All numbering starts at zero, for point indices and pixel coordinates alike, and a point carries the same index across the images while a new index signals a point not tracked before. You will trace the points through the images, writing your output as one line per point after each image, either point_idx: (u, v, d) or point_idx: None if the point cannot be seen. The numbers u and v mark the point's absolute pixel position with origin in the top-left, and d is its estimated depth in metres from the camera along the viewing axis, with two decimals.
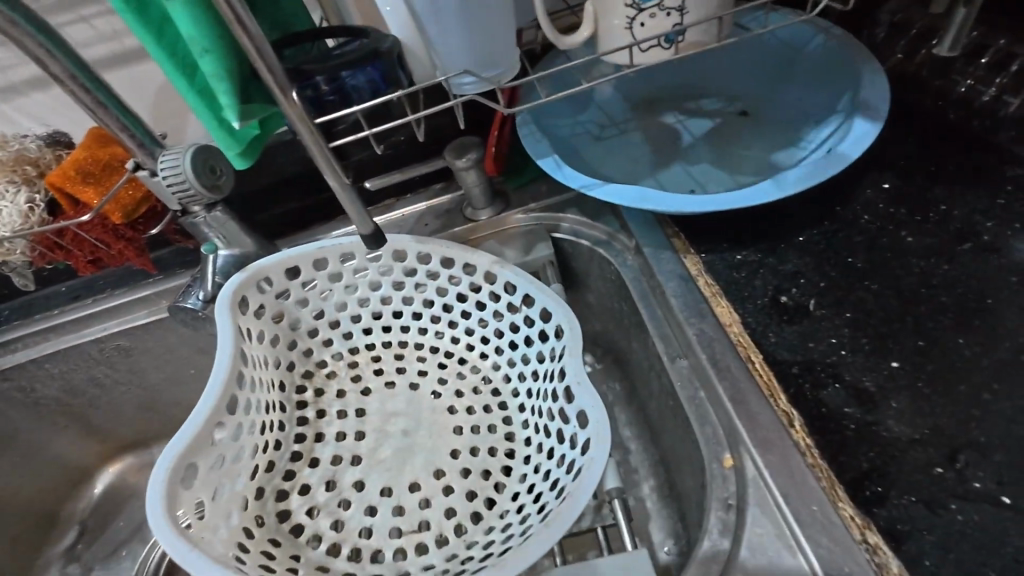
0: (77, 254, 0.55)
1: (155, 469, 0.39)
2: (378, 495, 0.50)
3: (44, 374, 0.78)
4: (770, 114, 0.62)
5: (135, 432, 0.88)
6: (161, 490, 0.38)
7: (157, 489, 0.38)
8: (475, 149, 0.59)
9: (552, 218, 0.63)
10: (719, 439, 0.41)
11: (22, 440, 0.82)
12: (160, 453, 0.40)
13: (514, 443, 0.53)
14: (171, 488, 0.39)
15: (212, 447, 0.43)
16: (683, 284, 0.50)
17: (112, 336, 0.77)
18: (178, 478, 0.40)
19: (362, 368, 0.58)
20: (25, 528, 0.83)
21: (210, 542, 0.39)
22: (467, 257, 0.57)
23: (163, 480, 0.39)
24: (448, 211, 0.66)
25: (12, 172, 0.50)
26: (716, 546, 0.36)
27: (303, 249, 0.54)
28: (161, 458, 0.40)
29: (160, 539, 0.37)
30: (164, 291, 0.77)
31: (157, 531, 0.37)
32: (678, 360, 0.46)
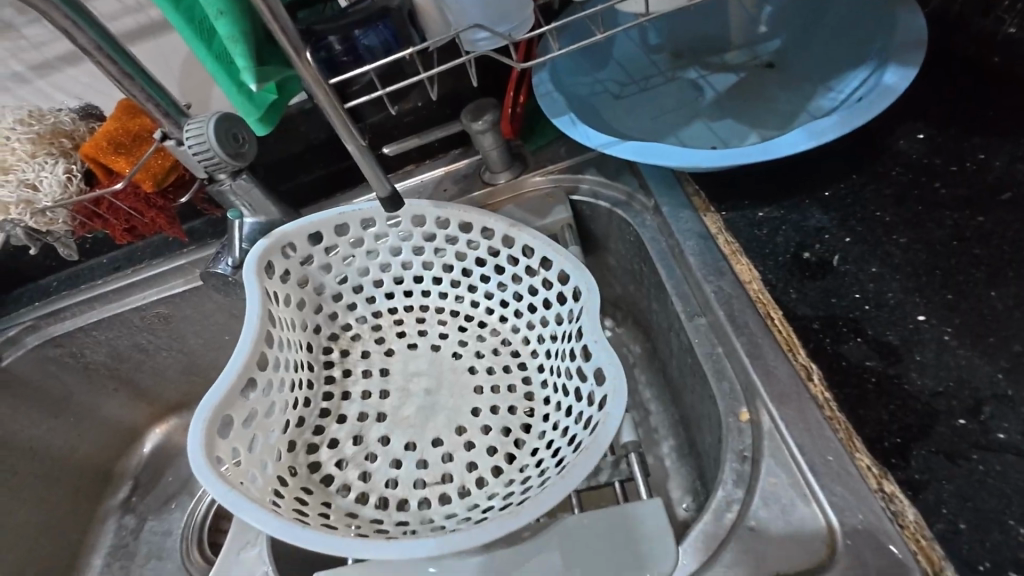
0: (115, 223, 0.57)
1: (193, 419, 0.42)
2: (403, 449, 0.52)
3: (92, 341, 0.84)
4: (798, 67, 0.60)
5: (179, 394, 0.94)
6: (200, 437, 0.41)
7: (195, 437, 0.41)
8: (492, 110, 0.59)
9: (570, 179, 0.63)
10: (735, 394, 0.41)
11: (77, 401, 0.88)
12: (197, 404, 0.43)
13: (534, 401, 0.54)
14: (209, 437, 0.41)
15: (245, 401, 0.45)
16: (701, 243, 0.49)
17: (152, 304, 0.81)
18: (215, 428, 0.42)
19: (386, 331, 0.60)
20: (86, 481, 0.89)
21: (246, 486, 0.42)
22: (485, 221, 0.58)
23: (201, 429, 0.41)
24: (466, 175, 0.67)
25: (50, 144, 0.52)
26: (730, 496, 0.37)
27: (325, 215, 0.56)
28: (199, 409, 0.42)
29: (200, 480, 0.39)
30: (198, 260, 0.80)
31: (196, 474, 0.39)
32: (696, 318, 0.46)
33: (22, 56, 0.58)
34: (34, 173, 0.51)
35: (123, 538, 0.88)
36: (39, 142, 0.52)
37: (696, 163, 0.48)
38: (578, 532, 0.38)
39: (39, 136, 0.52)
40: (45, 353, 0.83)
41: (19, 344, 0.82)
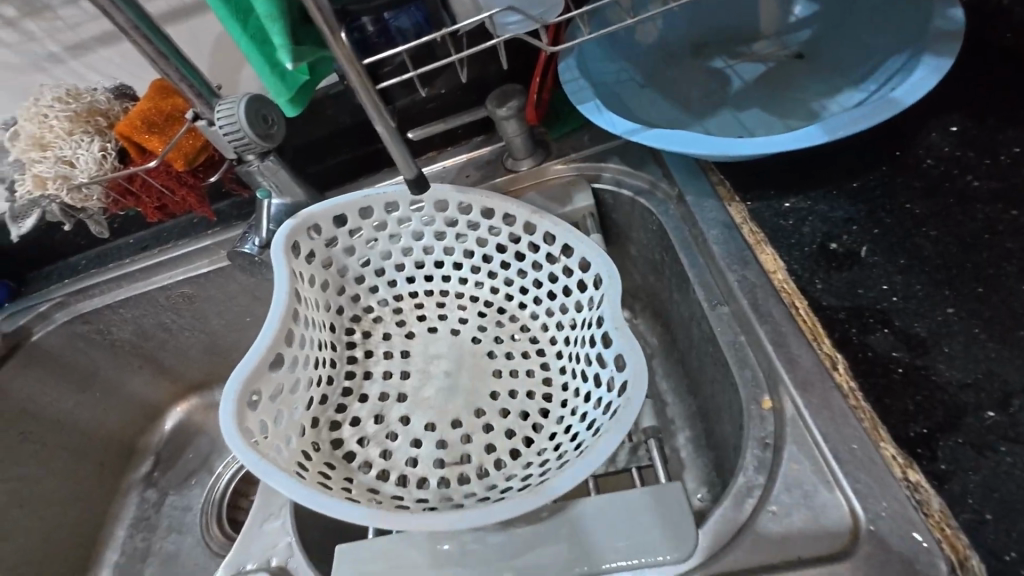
0: (147, 201, 0.58)
1: (224, 390, 0.43)
2: (423, 429, 0.53)
3: (119, 318, 0.86)
4: (828, 58, 0.59)
5: (200, 374, 0.96)
6: (232, 408, 0.42)
7: (227, 407, 0.42)
8: (517, 97, 0.59)
9: (593, 167, 0.63)
10: (758, 382, 0.41)
11: (103, 376, 0.90)
12: (228, 376, 0.44)
13: (551, 387, 0.55)
14: (239, 409, 0.42)
15: (272, 376, 0.46)
16: (726, 232, 0.49)
17: (177, 284, 0.82)
18: (245, 401, 0.43)
19: (406, 314, 0.61)
20: (111, 455, 0.92)
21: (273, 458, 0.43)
22: (507, 207, 0.58)
23: (232, 401, 0.42)
24: (489, 162, 0.67)
25: (87, 123, 0.53)
26: (751, 481, 0.37)
27: (351, 197, 0.56)
28: (229, 381, 0.43)
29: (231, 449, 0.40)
30: (223, 241, 0.81)
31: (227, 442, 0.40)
32: (719, 307, 0.46)
33: (57, 37, 0.59)
34: (71, 150, 0.52)
35: (144, 511, 0.90)
36: (76, 120, 0.53)
37: (723, 151, 0.48)
38: (595, 514, 0.39)
39: (76, 114, 0.53)
40: (74, 329, 0.85)
41: (49, 320, 0.84)
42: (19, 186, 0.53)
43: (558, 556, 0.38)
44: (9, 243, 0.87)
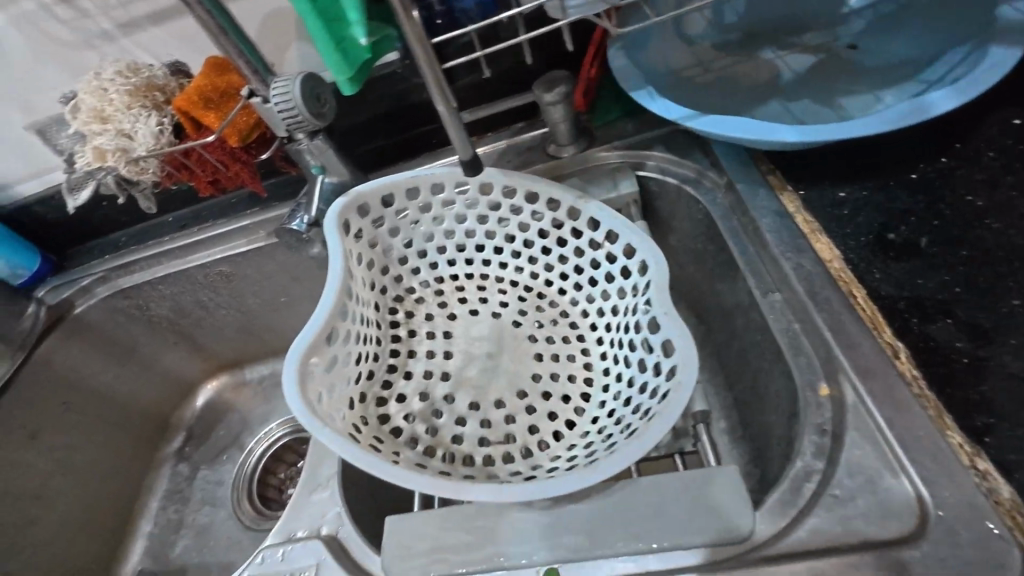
0: (200, 175, 0.59)
1: (287, 358, 0.44)
2: (467, 408, 0.53)
3: (158, 294, 0.88)
4: (882, 49, 0.58)
5: (232, 353, 0.98)
6: (293, 377, 0.43)
7: (290, 373, 0.43)
8: (565, 82, 0.59)
9: (637, 156, 0.62)
10: (814, 369, 0.41)
11: (140, 352, 0.92)
12: (289, 345, 0.44)
13: (592, 372, 0.55)
14: (301, 377, 0.43)
15: (328, 347, 0.47)
16: (779, 220, 0.49)
17: (216, 262, 0.84)
18: (304, 371, 0.44)
19: (448, 296, 0.61)
20: (146, 429, 0.94)
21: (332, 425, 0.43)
22: (551, 192, 0.59)
23: (294, 369, 0.43)
24: (530, 148, 0.67)
25: (145, 97, 0.54)
26: (810, 467, 0.37)
27: (399, 177, 0.57)
28: (291, 349, 0.44)
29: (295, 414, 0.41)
30: (262, 221, 0.82)
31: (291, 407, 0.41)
32: (771, 295, 0.45)
33: (111, 15, 0.60)
34: (130, 124, 0.53)
35: (177, 484, 0.92)
36: (135, 94, 0.53)
37: (781, 138, 0.48)
38: (653, 490, 0.38)
39: (135, 88, 0.53)
40: (115, 304, 0.87)
41: (91, 293, 0.86)
42: (80, 158, 0.54)
43: (609, 534, 0.38)
44: (53, 218, 0.89)
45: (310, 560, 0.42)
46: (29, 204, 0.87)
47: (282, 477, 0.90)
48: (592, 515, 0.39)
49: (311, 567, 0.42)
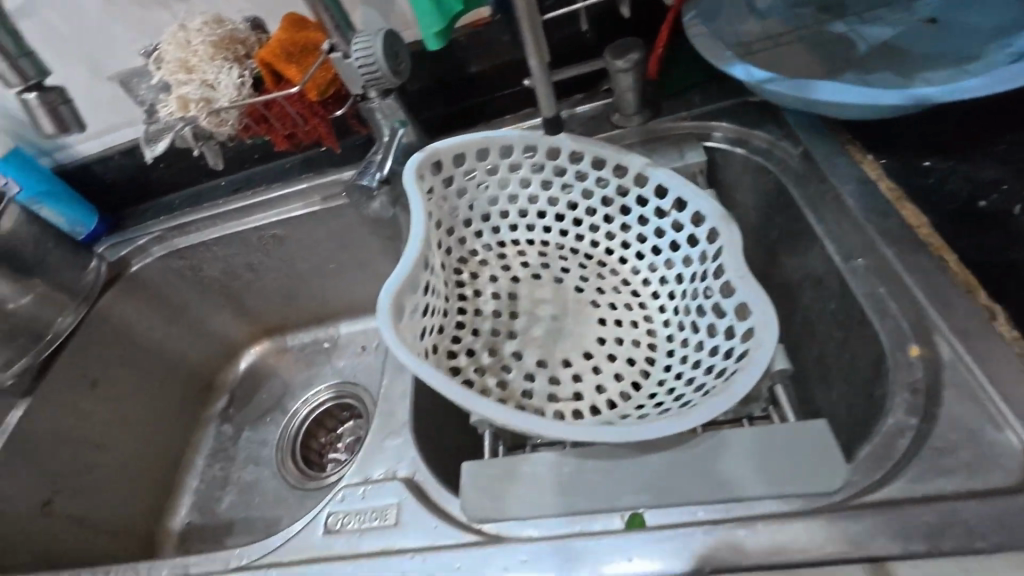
0: (277, 130, 0.59)
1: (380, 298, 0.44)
2: (535, 365, 0.54)
3: (211, 256, 0.89)
4: (963, 22, 0.57)
5: (277, 318, 0.99)
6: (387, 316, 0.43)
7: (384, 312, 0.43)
8: (637, 49, 0.59)
9: (702, 127, 0.62)
10: (904, 330, 0.41)
11: (189, 313, 0.94)
12: (381, 286, 0.45)
13: (656, 337, 0.56)
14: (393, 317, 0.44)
15: (412, 294, 0.48)
16: (862, 187, 0.49)
17: (270, 225, 0.86)
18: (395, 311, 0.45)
19: (511, 259, 0.62)
20: (192, 388, 0.96)
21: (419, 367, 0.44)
22: (620, 158, 0.59)
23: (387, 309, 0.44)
24: (593, 117, 0.67)
25: (228, 50, 0.55)
26: (903, 423, 0.37)
27: (473, 137, 0.57)
28: (383, 290, 0.45)
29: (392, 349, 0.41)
30: (317, 185, 0.84)
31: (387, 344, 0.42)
32: (854, 261, 0.45)
33: None
34: (214, 75, 0.54)
35: (221, 443, 0.93)
36: (219, 47, 0.54)
37: (871, 100, 0.47)
38: (738, 442, 0.39)
39: (219, 41, 0.54)
40: (170, 264, 0.89)
41: (148, 252, 0.88)
42: (164, 107, 0.55)
43: (685, 481, 0.38)
44: (110, 179, 0.91)
45: (391, 499, 0.43)
46: (89, 164, 0.89)
47: (324, 439, 0.92)
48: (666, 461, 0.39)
49: (394, 506, 0.43)
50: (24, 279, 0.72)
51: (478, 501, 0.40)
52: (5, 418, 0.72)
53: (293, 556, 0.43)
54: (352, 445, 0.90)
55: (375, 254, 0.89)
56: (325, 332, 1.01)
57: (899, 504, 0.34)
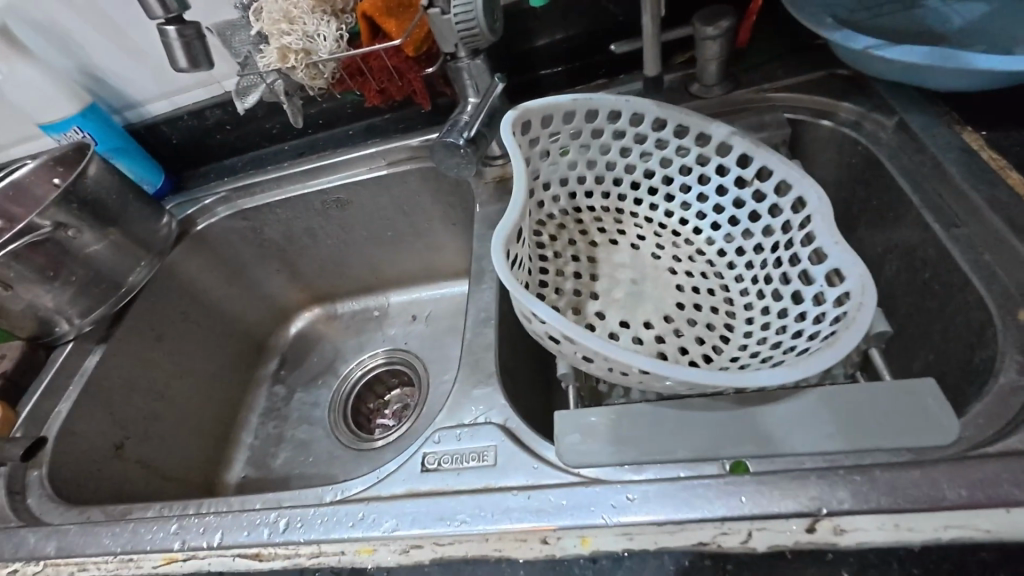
0: (370, 84, 0.63)
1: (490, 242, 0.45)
2: (617, 326, 0.55)
3: (273, 218, 0.91)
4: None
5: (329, 284, 1.01)
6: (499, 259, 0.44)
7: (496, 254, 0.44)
8: (728, 16, 0.58)
9: (802, 101, 0.61)
10: (1011, 295, 0.41)
11: (246, 274, 0.96)
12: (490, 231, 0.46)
13: (735, 305, 0.56)
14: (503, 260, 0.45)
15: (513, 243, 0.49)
16: (963, 156, 0.49)
17: (335, 189, 0.87)
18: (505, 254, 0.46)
19: (587, 225, 0.63)
20: (246, 349, 0.97)
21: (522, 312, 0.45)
22: (705, 126, 0.59)
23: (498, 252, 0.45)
24: (671, 88, 0.67)
25: (326, 3, 0.55)
26: (1016, 382, 0.37)
27: (561, 99, 0.58)
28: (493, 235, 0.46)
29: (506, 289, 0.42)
30: (382, 151, 0.85)
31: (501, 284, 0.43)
32: (955, 229, 0.46)
33: None
34: (314, 28, 0.55)
35: (274, 403, 0.94)
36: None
37: (985, 64, 0.47)
38: (846, 397, 0.39)
39: None
40: (233, 225, 0.91)
41: (213, 212, 0.90)
42: (263, 57, 0.57)
43: (787, 432, 0.38)
44: (176, 139, 0.93)
45: (488, 442, 0.45)
46: (157, 123, 0.91)
47: (374, 404, 0.94)
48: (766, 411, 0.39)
49: (491, 448, 0.44)
50: (104, 227, 0.74)
51: (574, 444, 0.41)
52: (80, 363, 0.74)
53: (390, 491, 0.44)
54: (401, 411, 0.92)
55: (432, 224, 0.91)
56: (375, 301, 1.02)
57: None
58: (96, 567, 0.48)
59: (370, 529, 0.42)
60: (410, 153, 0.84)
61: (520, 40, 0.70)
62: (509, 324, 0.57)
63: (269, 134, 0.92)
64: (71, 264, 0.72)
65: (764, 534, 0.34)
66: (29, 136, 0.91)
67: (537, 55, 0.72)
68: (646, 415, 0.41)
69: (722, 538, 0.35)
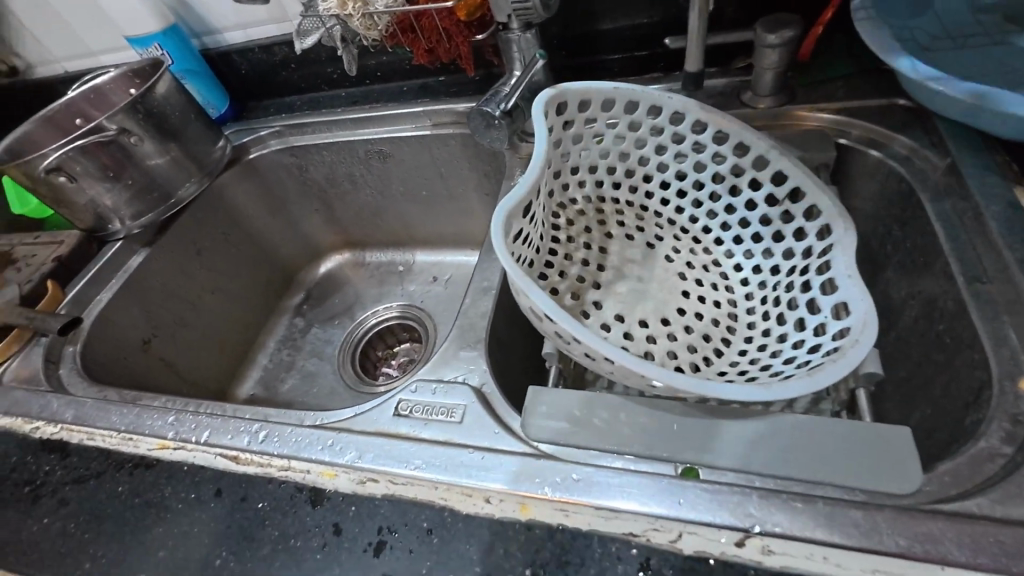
0: (421, 42, 0.64)
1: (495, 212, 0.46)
2: (612, 318, 0.56)
3: (319, 159, 0.95)
4: None
5: (362, 232, 1.05)
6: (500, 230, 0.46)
7: (496, 225, 0.45)
8: (793, 26, 0.56)
9: (848, 127, 0.59)
10: (1018, 362, 0.39)
11: (289, 208, 1.01)
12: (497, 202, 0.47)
13: (737, 321, 0.56)
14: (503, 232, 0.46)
15: (519, 219, 0.50)
16: (1009, 211, 0.46)
17: (379, 141, 0.90)
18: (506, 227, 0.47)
19: (607, 216, 0.63)
20: (278, 277, 1.03)
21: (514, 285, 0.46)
22: (745, 136, 0.57)
23: (500, 224, 0.46)
24: (723, 92, 0.65)
25: None
26: (994, 449, 0.36)
27: (602, 85, 0.58)
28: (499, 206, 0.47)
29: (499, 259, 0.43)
30: (430, 111, 0.87)
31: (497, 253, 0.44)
32: (978, 284, 0.44)
33: None
34: None
35: (292, 333, 1.00)
36: None
37: None
38: (813, 427, 0.38)
39: None
40: (282, 159, 0.96)
41: (265, 144, 0.95)
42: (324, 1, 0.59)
43: (745, 449, 0.38)
44: (245, 70, 0.98)
45: (460, 400, 0.47)
46: (230, 52, 0.96)
47: (381, 353, 0.98)
48: (730, 425, 0.39)
49: (461, 406, 0.46)
50: (165, 141, 0.80)
51: (536, 422, 0.42)
52: (126, 261, 0.81)
53: (360, 427, 0.47)
54: (405, 364, 0.96)
55: (465, 191, 0.93)
56: (402, 255, 1.06)
57: (976, 519, 0.33)
58: (102, 438, 0.53)
59: (336, 456, 0.45)
60: (456, 118, 0.85)
61: (580, 21, 0.70)
62: (510, 296, 0.59)
63: (329, 78, 0.95)
64: (132, 169, 0.78)
65: (688, 538, 0.35)
66: (118, 47, 0.99)
67: (596, 38, 0.71)
68: (612, 406, 0.42)
69: (653, 533, 0.36)
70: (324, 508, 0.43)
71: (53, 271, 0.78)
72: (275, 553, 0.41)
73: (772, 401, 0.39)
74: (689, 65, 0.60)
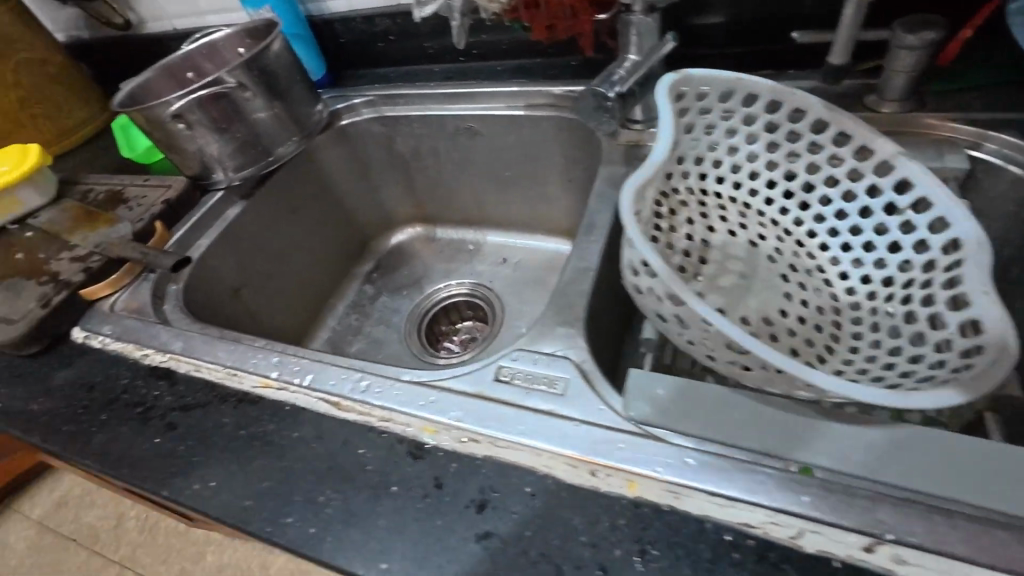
0: (541, 18, 0.65)
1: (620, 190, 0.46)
2: None
3: (408, 131, 0.97)
4: None
5: (437, 207, 1.07)
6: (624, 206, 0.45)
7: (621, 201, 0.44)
8: (939, 28, 0.53)
9: (984, 140, 0.55)
10: None
11: (371, 176, 1.04)
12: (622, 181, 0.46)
13: (842, 331, 0.54)
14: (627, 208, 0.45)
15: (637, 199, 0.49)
16: None
17: (469, 118, 0.91)
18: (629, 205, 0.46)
19: (709, 210, 0.62)
20: (353, 243, 1.06)
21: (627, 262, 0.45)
22: (871, 139, 0.55)
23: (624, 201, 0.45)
24: (844, 94, 0.63)
25: None
26: None
27: (726, 75, 0.57)
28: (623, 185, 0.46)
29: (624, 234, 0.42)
30: (524, 92, 0.87)
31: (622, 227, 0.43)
32: None
33: None
34: None
35: (361, 299, 1.03)
36: None
37: None
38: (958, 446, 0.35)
39: None
40: (371, 128, 0.98)
41: (357, 113, 0.98)
42: None
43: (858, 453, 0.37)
44: (344, 38, 1.00)
45: (562, 373, 0.47)
46: (332, 20, 0.98)
47: (443, 328, 1.00)
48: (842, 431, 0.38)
49: (563, 379, 0.46)
50: (272, 99, 0.83)
51: (642, 402, 0.41)
52: (224, 211, 0.85)
53: (460, 387, 0.47)
54: (467, 341, 0.97)
55: (550, 175, 0.92)
56: (473, 235, 1.07)
57: None
58: (207, 371, 0.56)
59: (437, 413, 0.46)
60: (550, 100, 0.85)
61: (697, 10, 0.68)
62: (606, 279, 0.58)
63: (425, 53, 0.97)
64: (240, 123, 0.81)
65: (785, 528, 0.35)
66: (228, 8, 1.03)
67: (710, 29, 0.70)
68: (720, 398, 0.40)
69: (771, 527, 0.35)
70: (415, 454, 0.44)
71: (161, 211, 0.81)
72: (373, 498, 0.42)
73: (897, 408, 0.37)
74: (832, 60, 0.59)
